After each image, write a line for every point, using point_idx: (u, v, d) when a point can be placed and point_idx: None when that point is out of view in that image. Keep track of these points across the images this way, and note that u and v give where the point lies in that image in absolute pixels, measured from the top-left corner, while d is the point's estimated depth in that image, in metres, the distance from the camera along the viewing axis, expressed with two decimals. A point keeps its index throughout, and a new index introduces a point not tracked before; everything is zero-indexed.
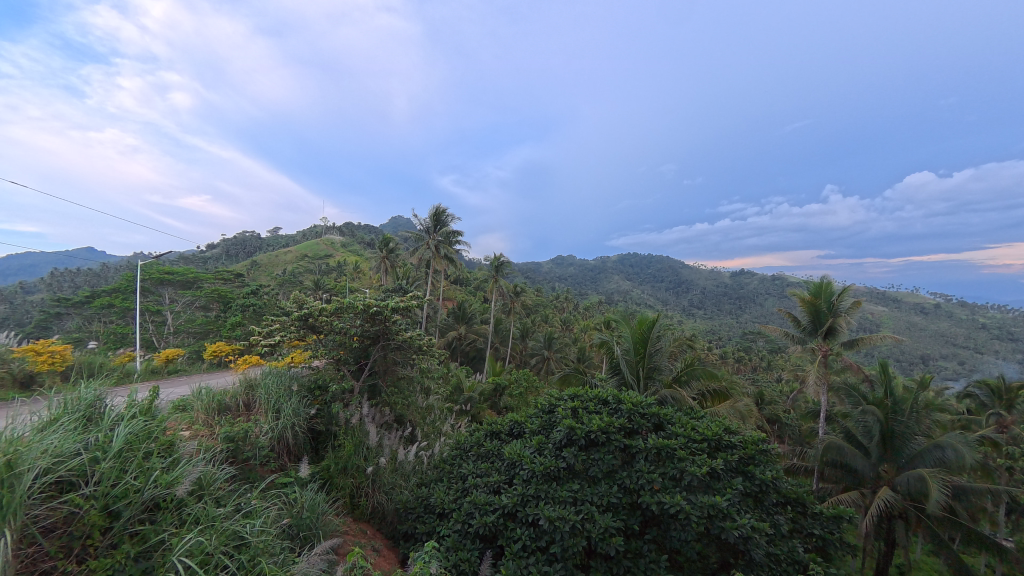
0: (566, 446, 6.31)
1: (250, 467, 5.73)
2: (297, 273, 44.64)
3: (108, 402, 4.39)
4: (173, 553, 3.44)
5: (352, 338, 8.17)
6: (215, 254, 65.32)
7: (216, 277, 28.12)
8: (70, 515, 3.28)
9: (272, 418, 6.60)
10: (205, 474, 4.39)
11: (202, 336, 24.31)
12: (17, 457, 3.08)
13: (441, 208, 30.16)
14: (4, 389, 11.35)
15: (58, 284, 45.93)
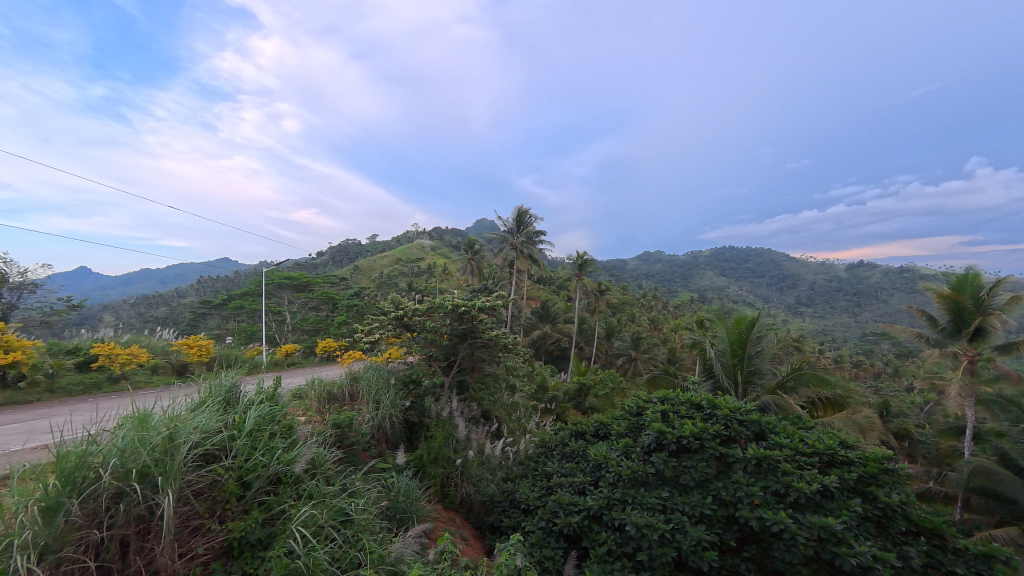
0: (654, 451, 6.03)
1: (355, 451, 6.29)
2: (393, 276, 48.07)
3: (241, 389, 5.07)
4: (291, 521, 3.87)
5: (442, 336, 8.55)
6: (323, 260, 72.42)
7: (324, 280, 31.22)
8: (214, 482, 3.84)
9: (373, 408, 7.15)
10: (317, 455, 4.86)
11: (314, 333, 27.18)
12: (176, 431, 3.67)
13: (524, 208, 30.59)
14: (166, 376, 13.70)
15: (203, 289, 54.29)
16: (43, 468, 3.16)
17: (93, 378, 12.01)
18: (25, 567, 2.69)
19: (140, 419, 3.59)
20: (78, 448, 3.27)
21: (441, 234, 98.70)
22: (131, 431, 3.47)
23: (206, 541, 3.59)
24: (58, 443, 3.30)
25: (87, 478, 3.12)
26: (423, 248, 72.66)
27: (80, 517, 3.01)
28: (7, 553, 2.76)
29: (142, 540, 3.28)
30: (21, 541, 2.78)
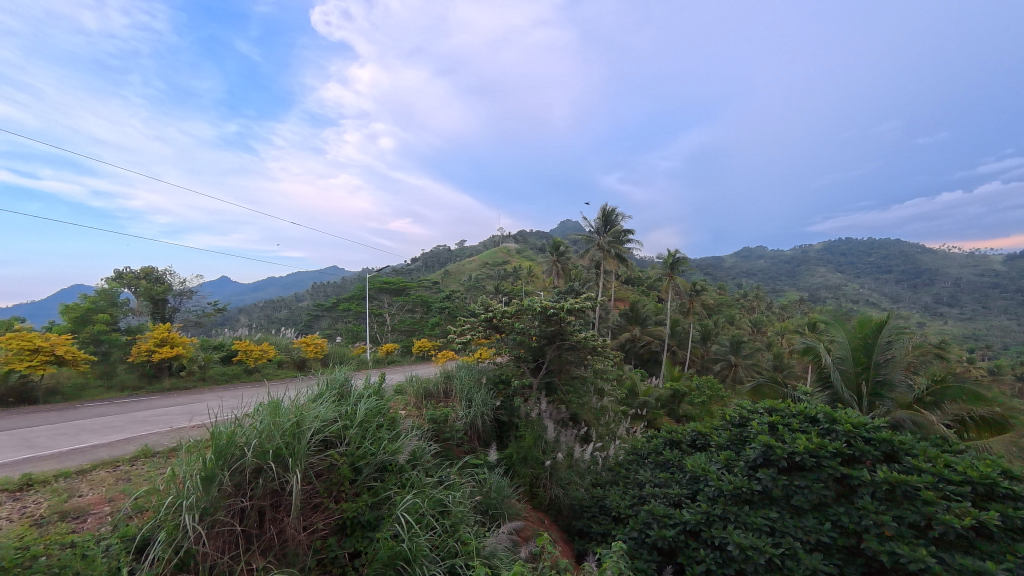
0: (761, 466, 5.49)
1: (449, 446, 6.61)
2: (481, 280, 49.83)
3: (352, 383, 5.58)
4: (396, 507, 4.16)
5: (530, 337, 8.63)
6: (417, 266, 77.17)
7: (419, 284, 33.33)
8: (331, 466, 4.27)
9: (465, 406, 7.46)
10: (418, 448, 5.17)
11: (410, 333, 29.13)
12: (301, 418, 4.15)
13: (610, 208, 30.02)
14: (290, 370, 15.68)
15: (317, 292, 60.96)
16: (203, 444, 3.74)
17: (234, 370, 14.04)
18: (191, 524, 3.20)
19: (273, 407, 4.12)
20: (227, 429, 3.83)
21: (526, 237, 100.26)
22: (266, 416, 3.98)
23: (325, 518, 3.99)
24: (212, 423, 3.89)
25: (234, 454, 3.64)
26: (510, 251, 74.23)
27: (230, 487, 3.52)
28: (178, 511, 3.31)
29: (275, 511, 3.74)
30: (188, 503, 3.32)
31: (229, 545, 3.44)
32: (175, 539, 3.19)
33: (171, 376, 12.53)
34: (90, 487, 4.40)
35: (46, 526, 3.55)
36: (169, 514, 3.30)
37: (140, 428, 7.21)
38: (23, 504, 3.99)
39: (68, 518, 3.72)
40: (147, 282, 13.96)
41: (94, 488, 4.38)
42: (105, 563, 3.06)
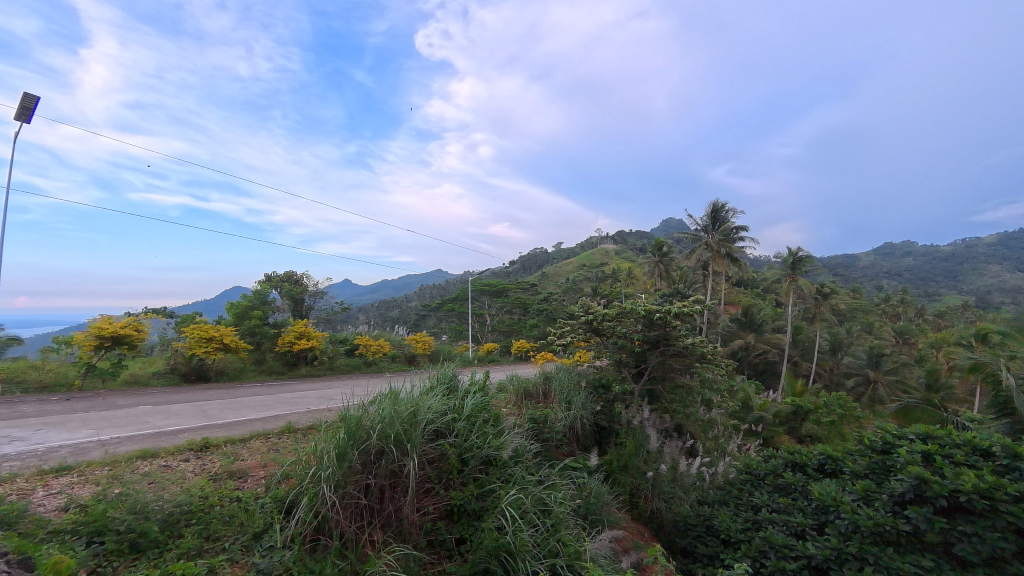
0: (911, 503, 4.65)
1: (549, 447, 6.68)
2: (579, 281, 49.45)
3: (460, 379, 5.92)
4: (500, 501, 4.32)
5: (633, 341, 8.28)
6: (515, 267, 78.90)
7: (518, 286, 34.15)
8: (441, 455, 4.56)
9: (565, 408, 7.49)
10: (520, 445, 5.32)
11: (510, 334, 29.94)
12: (417, 408, 4.50)
13: (719, 203, 28.11)
14: (403, 363, 17.27)
15: (426, 293, 65.59)
16: (336, 425, 4.23)
17: (356, 362, 15.69)
18: (327, 494, 3.65)
19: (394, 397, 4.51)
20: (356, 414, 4.27)
21: (625, 238, 97.22)
22: (388, 405, 4.37)
23: (435, 503, 4.28)
24: (344, 407, 4.38)
25: (362, 436, 4.06)
26: (608, 252, 72.63)
27: (359, 465, 3.93)
28: (317, 481, 3.79)
29: (393, 491, 4.11)
30: (325, 475, 3.78)
31: (357, 515, 3.85)
32: (315, 505, 3.66)
33: (308, 365, 14.41)
34: (249, 453, 5.24)
35: (220, 481, 4.31)
36: (310, 482, 3.79)
37: (284, 408, 8.38)
38: (203, 462, 4.88)
39: (235, 477, 4.47)
40: (290, 283, 16.20)
41: (253, 454, 5.22)
42: (263, 518, 3.63)
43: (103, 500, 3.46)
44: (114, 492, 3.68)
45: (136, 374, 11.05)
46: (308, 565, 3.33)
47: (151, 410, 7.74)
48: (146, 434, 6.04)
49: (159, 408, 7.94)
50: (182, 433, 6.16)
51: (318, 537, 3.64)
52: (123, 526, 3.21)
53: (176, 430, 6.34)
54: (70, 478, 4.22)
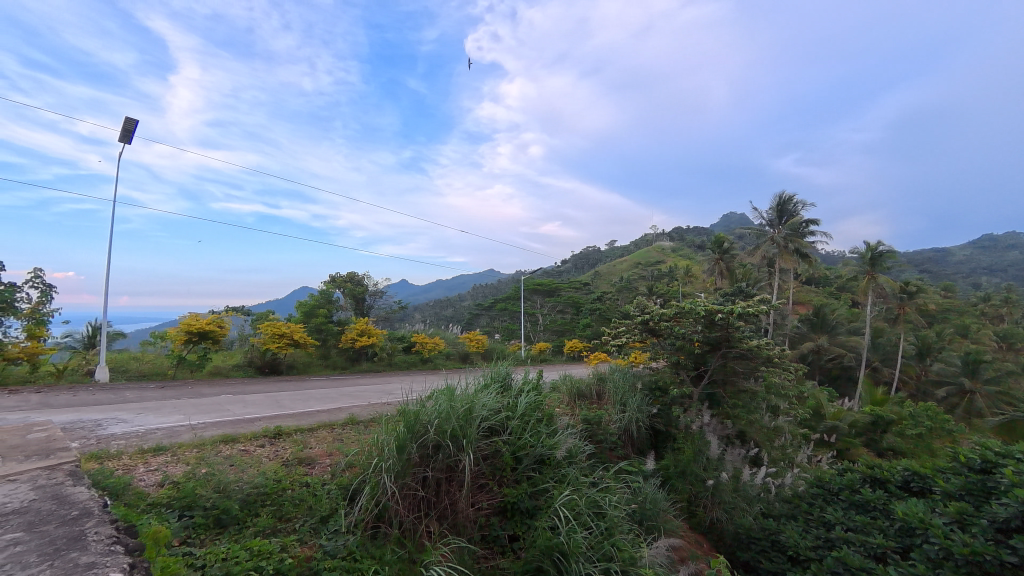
0: (1016, 531, 4.10)
1: (603, 449, 6.57)
2: (633, 280, 48.19)
3: (513, 377, 5.97)
4: (554, 500, 4.34)
5: (692, 343, 7.94)
6: (567, 266, 78.14)
7: (570, 286, 33.86)
8: (495, 452, 4.61)
9: (619, 410, 7.35)
10: (573, 447, 5.30)
11: (562, 334, 29.76)
12: (472, 406, 4.59)
13: (787, 195, 26.39)
14: (457, 361, 17.74)
15: (479, 292, 66.63)
16: (396, 418, 4.40)
17: (413, 359, 16.26)
18: (388, 484, 3.81)
19: (449, 393, 4.62)
20: (414, 408, 4.42)
21: (682, 235, 93.47)
22: (444, 400, 4.49)
23: (489, 499, 4.35)
24: (403, 402, 4.54)
25: (420, 430, 4.19)
26: (664, 250, 70.23)
27: (417, 458, 4.08)
28: (378, 471, 3.97)
29: (449, 485, 4.22)
30: (386, 466, 3.95)
31: (414, 506, 3.99)
32: (377, 495, 3.84)
33: (369, 361, 15.13)
34: (317, 442, 5.58)
35: (292, 467, 4.62)
36: (372, 472, 3.97)
37: (347, 401, 8.85)
38: (276, 448, 5.26)
39: (304, 464, 4.78)
40: (353, 283, 17.08)
41: (320, 443, 5.56)
42: (329, 504, 3.86)
43: (192, 478, 3.82)
44: (201, 472, 4.05)
45: (219, 366, 12.12)
46: (370, 551, 3.50)
47: (232, 399, 8.47)
48: (228, 421, 6.60)
49: (238, 397, 8.65)
50: (258, 421, 6.66)
51: (379, 524, 3.82)
52: (209, 503, 3.53)
53: (254, 418, 6.88)
54: (165, 457, 4.71)
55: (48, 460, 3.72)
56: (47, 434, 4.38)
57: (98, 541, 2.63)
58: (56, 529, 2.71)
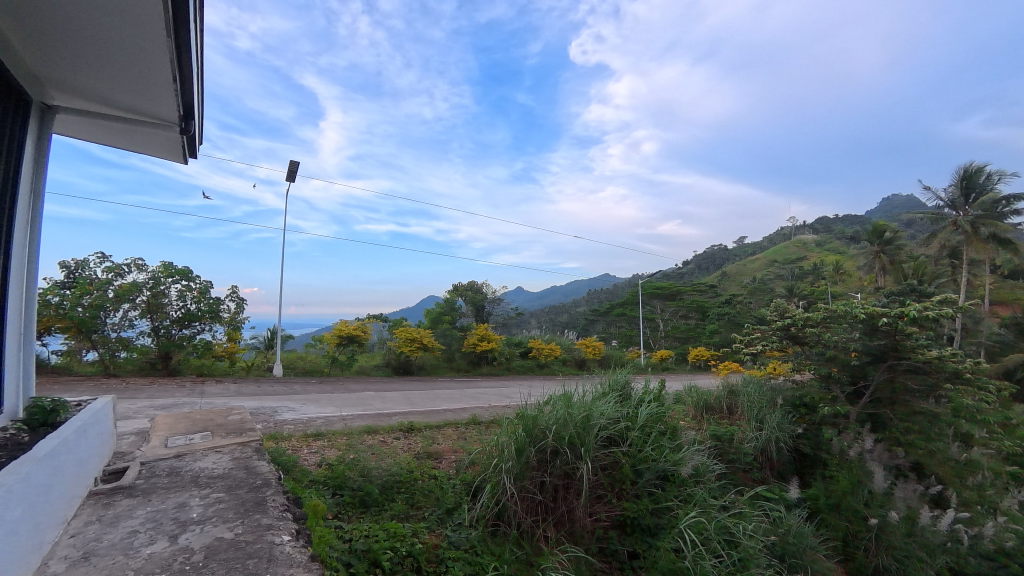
0: None
1: (735, 470, 6.00)
2: (768, 281, 43.13)
3: (633, 386, 5.76)
4: (679, 522, 4.14)
5: (848, 353, 6.81)
6: (689, 267, 72.93)
7: (693, 289, 31.54)
8: (614, 463, 4.47)
9: (755, 428, 6.67)
10: (701, 464, 4.98)
11: (685, 341, 27.87)
12: (591, 414, 4.53)
13: (975, 166, 21.27)
14: (573, 367, 17.80)
15: (593, 297, 65.55)
16: (515, 421, 4.51)
17: (530, 364, 16.68)
18: (508, 485, 3.95)
19: (567, 400, 4.61)
20: (532, 412, 4.49)
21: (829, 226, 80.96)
22: (562, 406, 4.48)
23: (608, 511, 4.22)
24: (522, 405, 4.65)
25: (539, 434, 4.25)
26: (806, 245, 61.51)
27: (535, 462, 4.14)
28: (498, 471, 4.13)
29: (567, 492, 4.20)
30: (506, 466, 4.09)
31: (532, 509, 4.07)
32: (497, 494, 4.00)
33: (489, 365, 15.93)
34: (443, 438, 6.04)
35: (422, 460, 5.06)
36: (493, 472, 4.15)
37: (470, 402, 9.41)
38: (409, 442, 5.81)
39: (432, 458, 5.19)
40: (473, 291, 18.16)
41: (447, 440, 6.00)
42: (455, 498, 4.12)
43: (343, 462, 4.39)
44: (350, 457, 4.64)
45: (363, 366, 13.83)
46: (490, 548, 3.65)
47: (374, 395, 9.60)
48: (371, 414, 7.49)
49: (378, 394, 9.77)
50: (395, 416, 7.44)
51: (499, 523, 3.97)
52: (356, 485, 4.02)
53: (392, 413, 7.69)
54: (322, 443, 5.50)
55: (241, 436, 4.60)
56: (242, 415, 5.42)
57: (275, 507, 3.15)
58: (247, 493, 3.30)
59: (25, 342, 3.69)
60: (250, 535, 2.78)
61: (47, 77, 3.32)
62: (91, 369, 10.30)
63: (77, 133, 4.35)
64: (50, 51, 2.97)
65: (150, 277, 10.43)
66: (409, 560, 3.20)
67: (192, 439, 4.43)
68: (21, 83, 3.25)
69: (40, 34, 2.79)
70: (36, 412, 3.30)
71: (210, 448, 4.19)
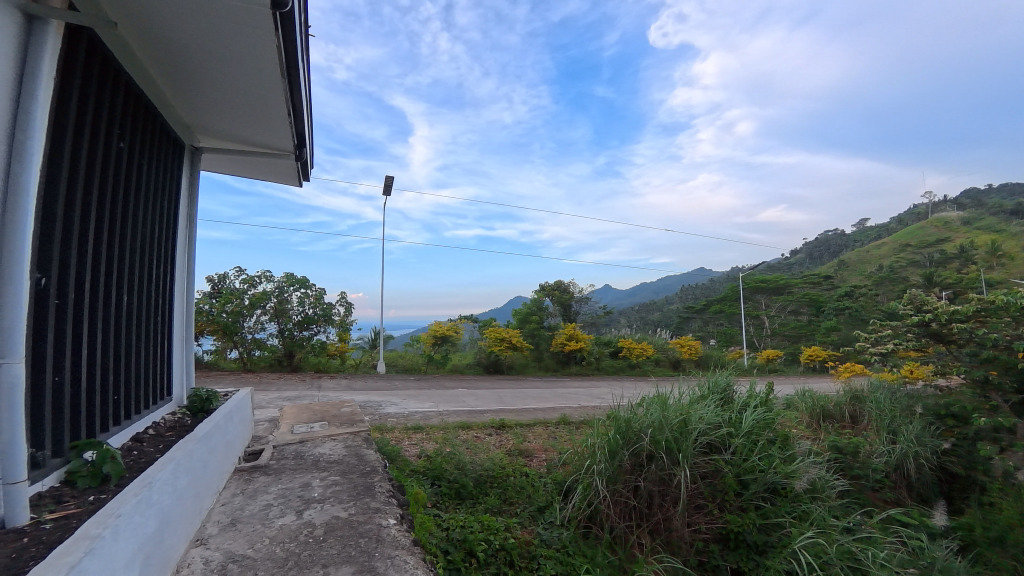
0: None
1: (861, 487, 5.28)
2: (900, 269, 37.24)
3: (736, 389, 5.33)
4: (792, 540, 3.83)
5: (1013, 353, 5.49)
6: (798, 257, 65.63)
7: (805, 281, 28.29)
8: (715, 471, 4.16)
9: (887, 441, 5.83)
10: (818, 479, 4.50)
11: (797, 340, 25.11)
12: (688, 419, 4.26)
13: None
14: (667, 368, 17.01)
15: (687, 292, 61.79)
16: (607, 422, 4.40)
17: (621, 364, 16.23)
18: (600, 487, 3.90)
19: (662, 403, 4.37)
20: (626, 414, 4.34)
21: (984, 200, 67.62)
22: (657, 409, 4.27)
23: (708, 522, 3.97)
24: (615, 406, 4.53)
25: (633, 437, 4.12)
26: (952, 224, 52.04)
27: (629, 465, 4.02)
28: (591, 473, 4.08)
29: (663, 499, 4.00)
30: (598, 468, 4.03)
31: (626, 514, 3.96)
32: (589, 495, 3.96)
33: (577, 364, 15.80)
34: (534, 437, 6.11)
35: (514, 456, 5.18)
36: (585, 473, 4.11)
37: (560, 402, 9.41)
38: (501, 438, 5.98)
39: (524, 455, 5.28)
40: (560, 291, 18.13)
41: (537, 438, 6.07)
42: (548, 497, 4.16)
43: (440, 455, 4.63)
44: (446, 450, 4.91)
45: (457, 364, 14.52)
46: (582, 550, 3.64)
47: (467, 393, 10.02)
48: (464, 410, 7.83)
49: (471, 391, 10.19)
50: (488, 413, 7.70)
51: (591, 525, 3.93)
52: (452, 477, 4.24)
53: (485, 411, 7.96)
54: (421, 436, 5.87)
55: (352, 426, 5.09)
56: (353, 408, 5.99)
57: (382, 492, 3.44)
58: (359, 478, 3.66)
59: (187, 342, 4.45)
60: (362, 516, 3.07)
61: (197, 123, 3.98)
62: (234, 366, 12.10)
63: (217, 168, 5.14)
64: (198, 103, 3.56)
65: (276, 286, 11.96)
66: (502, 553, 3.31)
67: (313, 427, 5.01)
68: (176, 132, 3.94)
69: (189, 90, 3.35)
70: (195, 400, 3.94)
71: (326, 436, 4.70)
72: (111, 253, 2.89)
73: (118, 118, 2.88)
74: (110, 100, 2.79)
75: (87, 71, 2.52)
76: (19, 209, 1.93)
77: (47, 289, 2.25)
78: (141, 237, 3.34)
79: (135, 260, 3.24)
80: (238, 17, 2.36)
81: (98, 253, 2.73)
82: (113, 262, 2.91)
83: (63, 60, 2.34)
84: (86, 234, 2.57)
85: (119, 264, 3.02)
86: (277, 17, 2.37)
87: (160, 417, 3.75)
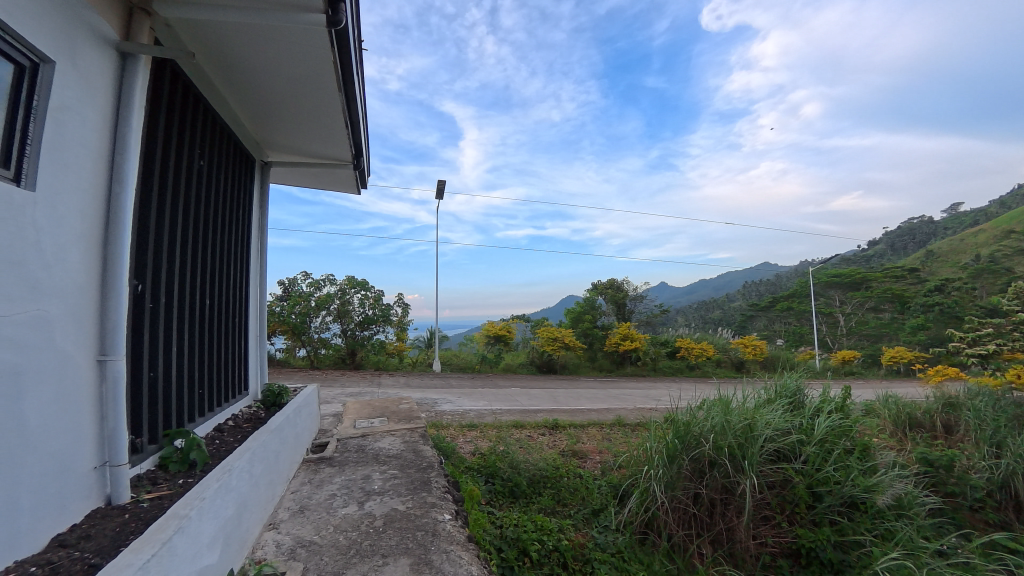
0: None
1: (956, 507, 4.75)
2: (1005, 259, 32.98)
3: (807, 393, 4.96)
4: (873, 561, 3.53)
5: None
6: (879, 249, 59.99)
7: (887, 275, 25.78)
8: (785, 481, 3.90)
9: (989, 455, 5.18)
10: (905, 495, 4.09)
11: (878, 339, 22.96)
12: (754, 423, 4.00)
13: None
14: (729, 369, 16.17)
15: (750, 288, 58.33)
16: (665, 426, 4.24)
17: (679, 365, 15.64)
18: (658, 493, 3.77)
19: (724, 406, 4.14)
20: (685, 417, 4.17)
21: None
22: (719, 413, 4.07)
23: (776, 535, 3.73)
24: (673, 409, 4.36)
25: (693, 442, 3.94)
26: None
27: (688, 471, 3.85)
28: (648, 478, 3.96)
29: (725, 508, 3.81)
30: (655, 473, 3.91)
31: (686, 522, 3.81)
32: (646, 501, 3.85)
33: (632, 364, 15.42)
34: (587, 438, 6.04)
35: (567, 457, 5.15)
36: (642, 478, 3.99)
37: (615, 402, 9.22)
38: (555, 438, 5.97)
39: (577, 457, 5.22)
40: (613, 290, 17.78)
41: (591, 439, 6.00)
42: (602, 500, 4.09)
43: (494, 453, 4.67)
44: (499, 448, 4.95)
45: (510, 364, 14.66)
46: (638, 557, 3.57)
47: (521, 391, 10.09)
48: (518, 409, 7.90)
49: (524, 391, 10.26)
50: (541, 413, 7.70)
51: (648, 531, 3.82)
52: (506, 475, 4.28)
53: (539, 410, 7.96)
54: (475, 433, 5.97)
55: (409, 422, 5.26)
56: (410, 404, 6.20)
57: (438, 487, 3.54)
58: (416, 472, 3.79)
59: (261, 341, 4.81)
60: (419, 509, 3.17)
61: (265, 138, 4.28)
62: (303, 364, 12.97)
63: (284, 179, 5.52)
64: (266, 120, 3.83)
65: (339, 289, 12.63)
66: (556, 555, 3.30)
67: (373, 422, 5.24)
68: (248, 148, 4.28)
69: (257, 109, 3.62)
70: (268, 394, 4.28)
71: (385, 431, 4.90)
72: (195, 262, 3.19)
73: (198, 139, 3.17)
74: (191, 123, 3.08)
75: (171, 100, 2.81)
76: (119, 224, 2.19)
77: (142, 294, 2.54)
78: (218, 247, 3.66)
79: (213, 267, 3.55)
80: (298, 38, 2.53)
81: (184, 262, 3.03)
82: (197, 270, 3.21)
83: (151, 89, 2.63)
84: (174, 244, 2.87)
85: (200, 271, 3.32)
86: (333, 36, 2.50)
87: (238, 410, 4.09)
